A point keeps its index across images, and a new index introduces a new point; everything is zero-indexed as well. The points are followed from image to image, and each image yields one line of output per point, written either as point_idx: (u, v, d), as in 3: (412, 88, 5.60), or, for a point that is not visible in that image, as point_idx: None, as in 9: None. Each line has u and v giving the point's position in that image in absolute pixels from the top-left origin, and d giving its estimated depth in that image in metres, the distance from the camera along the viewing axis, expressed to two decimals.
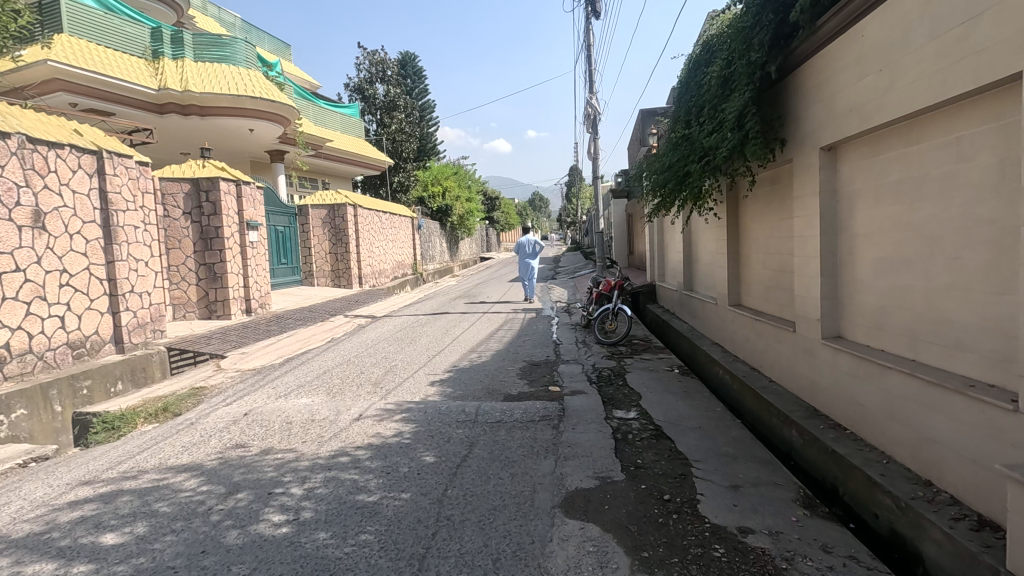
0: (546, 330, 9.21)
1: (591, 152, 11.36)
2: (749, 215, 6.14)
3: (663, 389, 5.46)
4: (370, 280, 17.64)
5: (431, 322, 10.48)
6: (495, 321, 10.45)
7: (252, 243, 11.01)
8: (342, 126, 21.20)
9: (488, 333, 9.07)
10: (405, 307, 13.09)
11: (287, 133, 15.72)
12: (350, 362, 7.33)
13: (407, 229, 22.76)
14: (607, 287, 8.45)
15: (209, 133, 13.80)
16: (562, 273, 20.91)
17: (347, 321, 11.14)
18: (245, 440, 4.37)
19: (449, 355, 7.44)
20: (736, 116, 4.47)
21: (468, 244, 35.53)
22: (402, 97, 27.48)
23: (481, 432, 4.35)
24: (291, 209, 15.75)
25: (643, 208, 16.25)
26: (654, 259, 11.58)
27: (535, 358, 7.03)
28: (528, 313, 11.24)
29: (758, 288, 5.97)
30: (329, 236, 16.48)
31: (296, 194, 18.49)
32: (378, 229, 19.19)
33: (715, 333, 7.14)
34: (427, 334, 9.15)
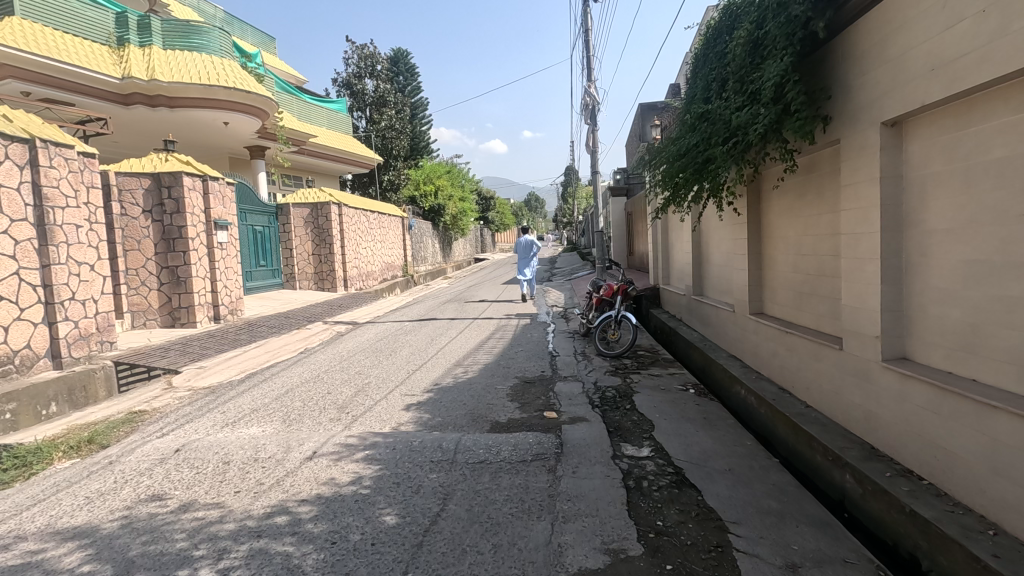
0: (540, 339, 8.36)
1: (588, 144, 10.53)
2: (775, 211, 5.30)
3: (679, 415, 4.63)
4: (355, 283, 16.75)
5: (415, 330, 9.61)
6: (485, 328, 9.59)
7: (221, 244, 10.12)
8: (328, 122, 20.31)
9: (476, 342, 8.20)
10: (390, 313, 12.22)
11: (266, 128, 14.84)
12: (318, 378, 6.46)
13: (396, 230, 21.88)
14: (609, 292, 7.59)
15: (181, 126, 12.91)
16: (559, 275, 20.08)
17: (325, 329, 10.28)
18: (164, 490, 3.50)
19: (431, 370, 6.57)
20: (774, 85, 3.62)
21: (462, 245, 34.63)
22: (392, 93, 26.65)
23: (459, 479, 3.49)
24: (271, 209, 14.87)
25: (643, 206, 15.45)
26: (657, 261, 10.77)
27: (528, 374, 6.17)
28: (521, 319, 10.39)
29: (785, 293, 5.16)
30: (312, 237, 15.60)
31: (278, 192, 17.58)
32: (365, 229, 18.31)
33: (731, 345, 6.33)
34: (409, 344, 8.27)
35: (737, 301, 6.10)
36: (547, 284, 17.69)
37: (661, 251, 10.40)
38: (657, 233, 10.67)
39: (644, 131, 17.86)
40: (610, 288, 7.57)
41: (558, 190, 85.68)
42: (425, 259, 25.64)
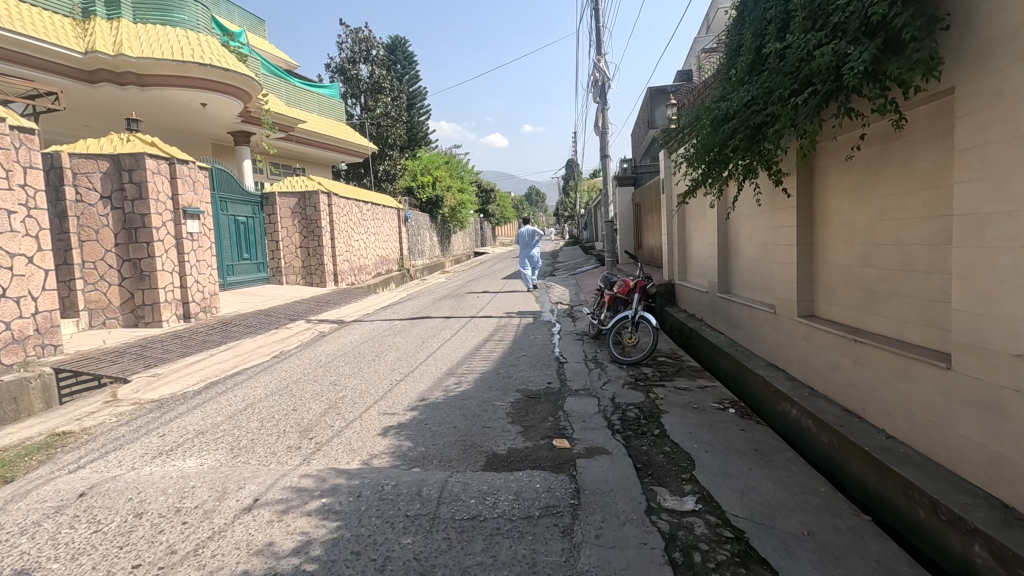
0: (544, 342, 7.41)
1: (598, 125, 9.55)
2: (837, 191, 4.33)
3: (722, 446, 3.70)
4: (346, 277, 15.80)
5: (406, 330, 8.68)
6: (483, 328, 8.64)
7: (191, 234, 9.16)
8: (319, 108, 19.31)
9: (472, 346, 7.25)
10: (380, 311, 11.29)
11: (250, 111, 13.85)
12: (287, 389, 5.52)
13: (392, 222, 20.91)
14: (624, 289, 6.62)
15: (154, 106, 11.94)
16: (562, 270, 19.11)
17: (307, 329, 9.35)
18: (39, 564, 2.56)
19: (419, 380, 5.63)
20: (879, 7, 2.63)
21: (461, 238, 33.65)
22: (388, 79, 25.60)
23: (441, 550, 2.55)
24: (255, 199, 13.91)
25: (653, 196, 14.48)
26: (671, 254, 9.81)
27: (532, 387, 5.23)
28: (523, 318, 9.45)
29: (847, 291, 4.22)
30: (299, 228, 14.62)
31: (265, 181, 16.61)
32: (358, 221, 17.34)
33: (770, 353, 5.39)
34: (397, 347, 7.31)
35: (780, 301, 5.16)
36: (550, 279, 16.72)
37: (677, 243, 9.43)
38: (672, 224, 9.70)
39: (654, 117, 16.84)
40: (625, 285, 6.60)
41: (559, 183, 84.57)
42: (422, 252, 24.67)
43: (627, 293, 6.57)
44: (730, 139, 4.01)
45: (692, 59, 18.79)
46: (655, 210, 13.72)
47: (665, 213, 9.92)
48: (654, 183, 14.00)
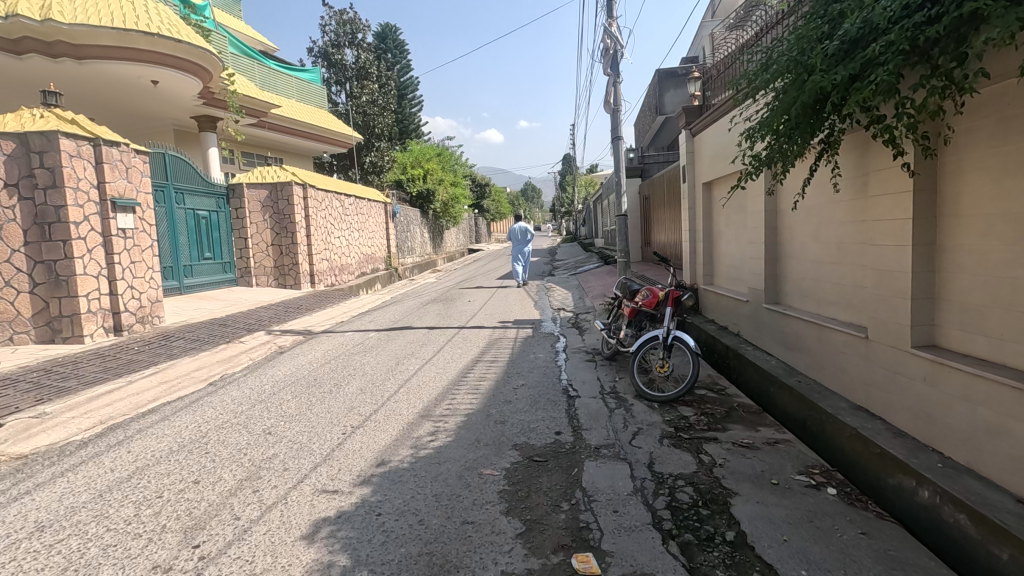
0: (548, 363, 6.00)
1: (608, 101, 8.09)
2: (986, 171, 2.94)
3: (847, 572, 2.31)
4: (323, 278, 14.32)
5: (381, 345, 7.23)
6: (472, 343, 7.20)
7: (123, 230, 7.66)
8: (296, 94, 17.77)
9: (457, 369, 5.82)
10: (356, 319, 9.86)
11: (213, 93, 12.36)
12: (203, 440, 4.08)
13: (377, 217, 19.43)
14: (651, 301, 5.19)
15: (97, 83, 10.47)
16: (561, 269, 17.69)
17: (265, 343, 7.89)
18: None
19: (382, 426, 4.20)
20: None
21: (454, 235, 32.13)
22: (375, 64, 23.98)
23: None
24: (219, 191, 12.42)
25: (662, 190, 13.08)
26: (693, 255, 8.41)
27: (536, 442, 3.81)
28: (520, 330, 8.01)
29: (1006, 314, 2.84)
30: (270, 224, 13.13)
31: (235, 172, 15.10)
32: (338, 216, 15.87)
33: (855, 392, 4.01)
34: (364, 372, 5.87)
35: (874, 323, 3.79)
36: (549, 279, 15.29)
37: (702, 242, 8.04)
38: (695, 219, 8.29)
39: (662, 102, 15.37)
40: (653, 295, 5.17)
41: (556, 179, 83.04)
42: (412, 250, 23.15)
43: (656, 306, 5.14)
44: (861, 80, 2.64)
45: (702, 39, 17.30)
46: (667, 203, 12.28)
47: (685, 205, 8.52)
48: (665, 174, 12.55)
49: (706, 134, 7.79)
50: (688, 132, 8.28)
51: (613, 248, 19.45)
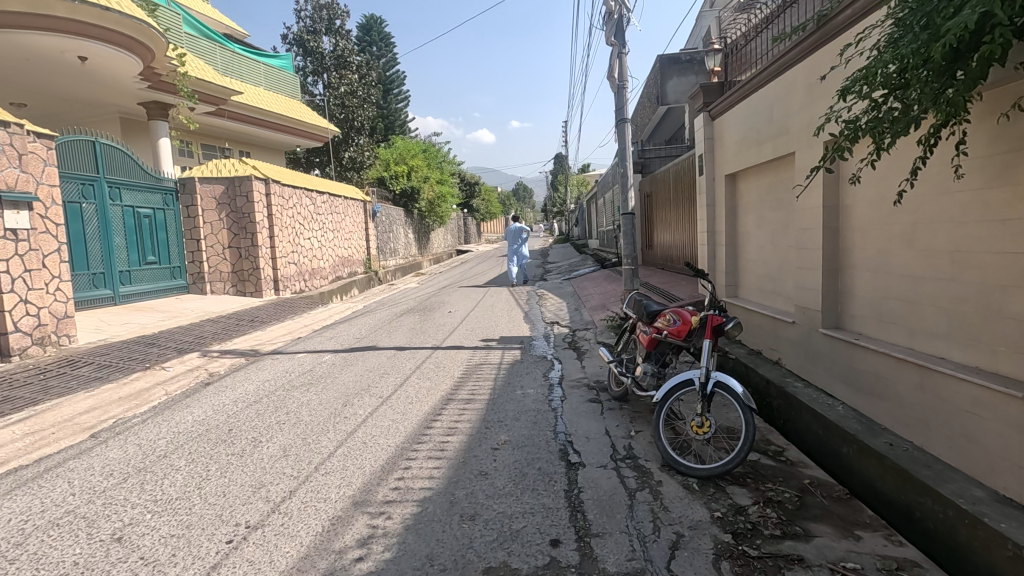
0: (539, 405, 4.63)
1: (612, 77, 6.74)
2: None
3: None
4: (289, 285, 12.86)
5: (332, 374, 5.83)
6: (446, 372, 5.82)
7: (15, 231, 6.20)
8: (265, 81, 16.28)
9: (420, 415, 4.43)
10: (316, 335, 8.44)
11: (159, 74, 10.92)
12: (13, 553, 2.67)
13: (355, 216, 18.00)
14: (679, 328, 3.79)
15: (16, 57, 9.01)
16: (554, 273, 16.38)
17: (194, 369, 6.46)
18: None
19: (293, 526, 2.82)
20: None
21: (441, 236, 30.74)
22: (355, 53, 22.44)
23: None
24: (164, 186, 10.98)
25: (664, 188, 11.83)
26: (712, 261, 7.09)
27: (521, 566, 2.43)
28: (506, 352, 6.64)
29: None
30: (227, 224, 11.67)
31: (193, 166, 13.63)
32: (308, 215, 14.45)
33: (996, 476, 2.71)
34: (298, 419, 4.46)
35: None
36: (541, 284, 13.95)
37: (724, 247, 6.70)
38: (715, 220, 6.97)
39: (664, 91, 14.03)
40: (684, 321, 3.76)
41: (548, 178, 81.69)
42: (394, 252, 21.69)
43: (687, 335, 3.74)
44: None
45: (706, 25, 16.02)
46: (672, 201, 10.96)
47: (702, 202, 7.19)
48: (670, 168, 11.24)
49: (728, 117, 6.49)
50: (705, 117, 6.98)
51: (608, 250, 18.11)
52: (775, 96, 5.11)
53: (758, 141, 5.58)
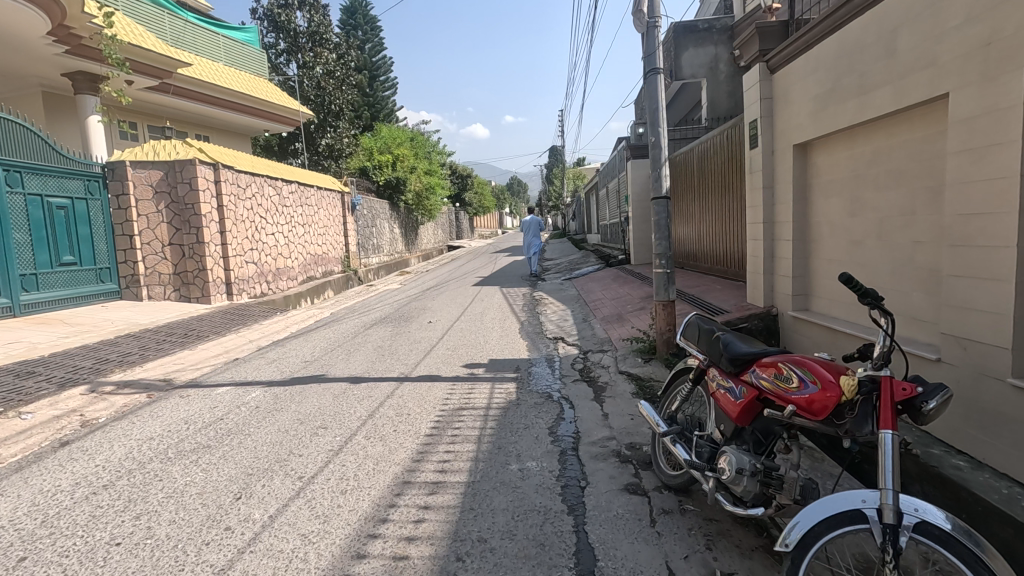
0: (548, 501, 2.88)
1: (638, 12, 4.98)
2: None
3: None
4: (244, 288, 11.07)
5: (245, 429, 4.08)
6: (408, 425, 4.06)
7: None
8: (223, 55, 14.37)
9: (349, 526, 2.69)
10: (256, 358, 6.65)
11: (78, 36, 9.06)
12: None
13: (331, 210, 16.20)
14: (811, 399, 2.03)
15: None
16: (553, 272, 14.68)
17: (63, 415, 4.67)
18: None
19: None
20: None
21: (431, 231, 28.98)
22: (332, 30, 20.50)
23: None
24: (87, 172, 9.16)
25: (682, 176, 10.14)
26: (769, 262, 5.36)
27: None
28: (496, 389, 4.90)
29: None
30: (167, 216, 9.85)
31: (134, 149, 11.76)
32: (272, 208, 12.66)
33: None
34: (148, 532, 2.70)
35: None
36: (539, 286, 12.21)
37: (790, 243, 4.98)
38: (775, 207, 5.24)
39: (678, 64, 12.31)
40: (828, 386, 1.99)
41: (543, 173, 79.97)
42: (377, 248, 19.86)
43: (834, 414, 1.99)
44: None
45: None
46: (694, 188, 9.22)
47: (755, 184, 5.46)
48: (689, 151, 9.52)
49: (797, 63, 4.73)
50: (762, 67, 5.21)
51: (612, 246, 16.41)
52: (903, 13, 3.37)
53: (859, 89, 3.85)
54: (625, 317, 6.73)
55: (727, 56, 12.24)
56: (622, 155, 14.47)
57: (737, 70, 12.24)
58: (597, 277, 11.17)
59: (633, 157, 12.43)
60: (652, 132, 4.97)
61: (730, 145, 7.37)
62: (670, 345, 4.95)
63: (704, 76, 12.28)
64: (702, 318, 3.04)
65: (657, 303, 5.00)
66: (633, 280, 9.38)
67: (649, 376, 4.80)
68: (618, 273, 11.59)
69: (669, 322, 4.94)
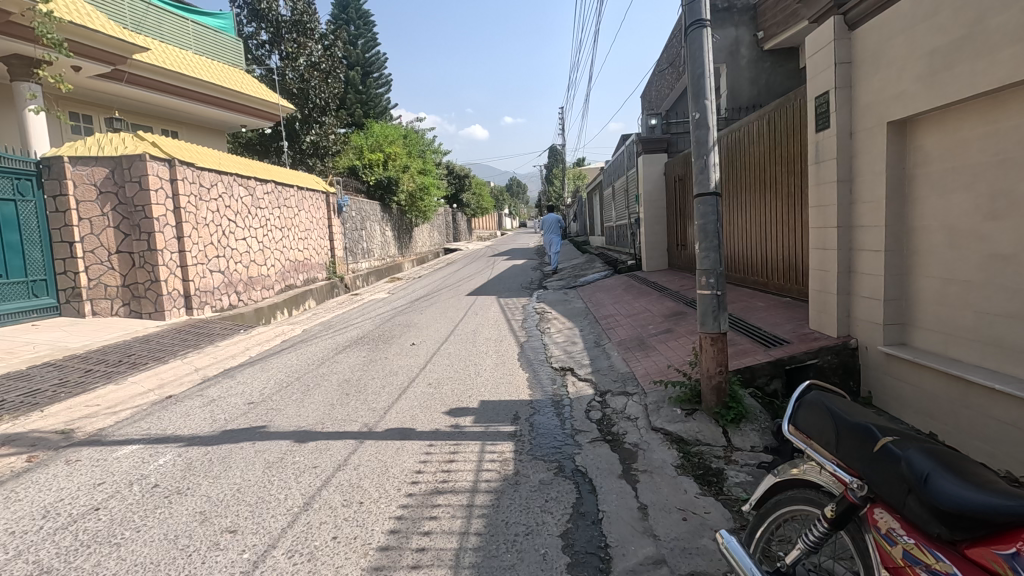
0: None
1: None
2: None
3: None
4: (208, 300, 9.81)
5: (120, 533, 2.79)
6: (357, 527, 2.79)
7: None
8: (190, 41, 13.07)
9: None
10: (191, 397, 5.34)
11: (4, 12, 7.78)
12: None
13: (314, 212, 14.96)
14: None
15: None
16: (556, 279, 13.44)
17: None
18: None
19: None
20: None
21: (427, 233, 27.77)
22: (317, 19, 19.20)
23: None
24: (16, 169, 7.90)
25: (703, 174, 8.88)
26: (845, 279, 4.11)
27: None
28: (486, 454, 3.63)
29: None
30: (114, 221, 8.58)
31: (73, 139, 10.41)
32: (244, 210, 11.42)
33: None
34: None
35: None
36: (541, 296, 10.97)
37: (881, 254, 3.71)
38: (854, 206, 3.98)
39: None
40: None
41: (542, 173, 78.80)
42: (367, 252, 18.61)
43: None
44: None
45: None
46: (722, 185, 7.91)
47: (823, 177, 4.20)
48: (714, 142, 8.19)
49: (895, 9, 3.47)
50: (836, 19, 3.91)
51: (618, 249, 15.20)
52: None
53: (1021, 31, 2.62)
54: (649, 343, 5.47)
55: (749, 39, 10.99)
56: (629, 150, 13.22)
57: (760, 54, 10.99)
58: (606, 287, 9.93)
59: (643, 155, 11.16)
60: (694, 107, 3.70)
61: (773, 132, 6.10)
62: (720, 394, 3.69)
63: (724, 61, 11.04)
64: (815, 403, 1.83)
65: (700, 337, 3.76)
66: (649, 293, 8.14)
67: (694, 437, 3.55)
68: (629, 281, 10.31)
69: (720, 362, 3.68)
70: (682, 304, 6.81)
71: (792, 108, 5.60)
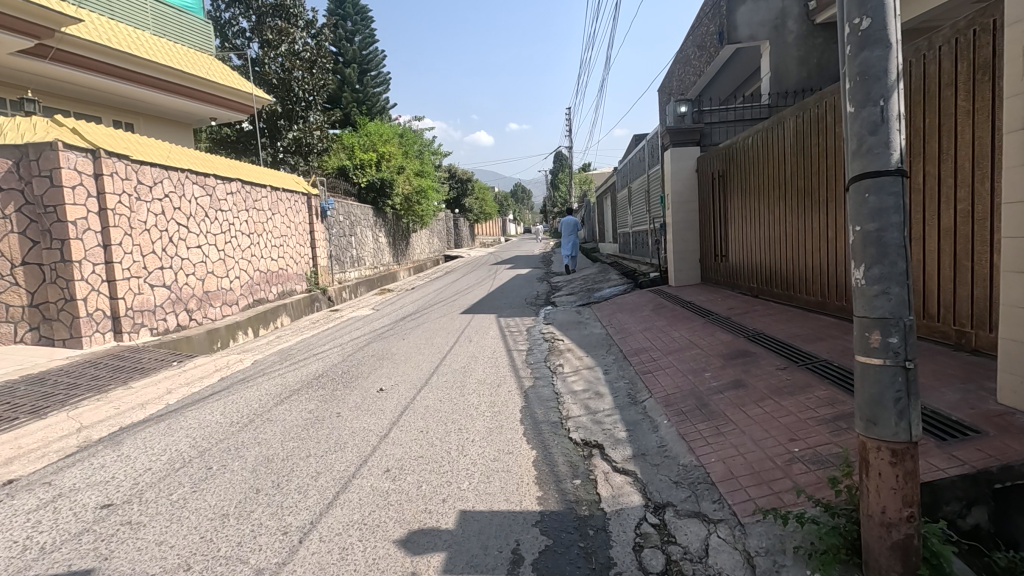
0: None
1: None
2: None
3: None
4: (145, 322, 8.11)
5: None
6: None
7: None
8: (148, 22, 11.55)
9: None
10: (33, 487, 3.57)
11: None
12: None
13: (293, 216, 13.30)
14: None
15: None
16: (566, 293, 11.67)
17: None
18: None
19: None
20: None
21: (426, 240, 26.13)
22: (304, 6, 17.61)
23: None
24: None
25: (753, 173, 7.04)
26: None
27: None
28: None
29: None
30: (19, 225, 6.93)
31: None
32: (200, 213, 9.73)
33: None
34: None
35: None
36: (548, 316, 9.21)
37: None
38: None
39: (731, 23, 9.38)
40: None
41: (547, 179, 77.29)
42: (356, 261, 16.94)
43: None
44: None
45: None
46: (788, 184, 6.03)
47: None
48: (769, 127, 6.38)
49: None
50: None
51: (636, 258, 13.44)
52: None
53: None
54: (716, 409, 3.69)
55: (797, 12, 9.30)
56: (651, 144, 11.41)
57: (811, 29, 9.29)
58: (630, 309, 8.18)
59: (673, 148, 9.31)
60: (856, 7, 1.92)
61: None
62: (910, 560, 1.90)
63: (766, 37, 9.35)
64: None
65: (860, 445, 2.02)
66: (689, 320, 6.38)
67: None
68: (657, 299, 8.54)
69: (909, 500, 1.91)
70: (745, 340, 5.02)
71: (919, 66, 3.88)
